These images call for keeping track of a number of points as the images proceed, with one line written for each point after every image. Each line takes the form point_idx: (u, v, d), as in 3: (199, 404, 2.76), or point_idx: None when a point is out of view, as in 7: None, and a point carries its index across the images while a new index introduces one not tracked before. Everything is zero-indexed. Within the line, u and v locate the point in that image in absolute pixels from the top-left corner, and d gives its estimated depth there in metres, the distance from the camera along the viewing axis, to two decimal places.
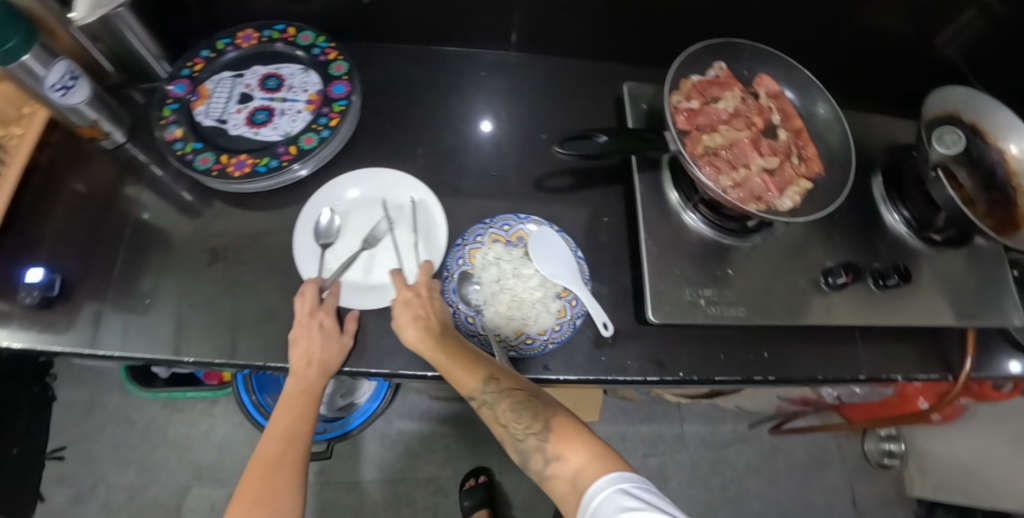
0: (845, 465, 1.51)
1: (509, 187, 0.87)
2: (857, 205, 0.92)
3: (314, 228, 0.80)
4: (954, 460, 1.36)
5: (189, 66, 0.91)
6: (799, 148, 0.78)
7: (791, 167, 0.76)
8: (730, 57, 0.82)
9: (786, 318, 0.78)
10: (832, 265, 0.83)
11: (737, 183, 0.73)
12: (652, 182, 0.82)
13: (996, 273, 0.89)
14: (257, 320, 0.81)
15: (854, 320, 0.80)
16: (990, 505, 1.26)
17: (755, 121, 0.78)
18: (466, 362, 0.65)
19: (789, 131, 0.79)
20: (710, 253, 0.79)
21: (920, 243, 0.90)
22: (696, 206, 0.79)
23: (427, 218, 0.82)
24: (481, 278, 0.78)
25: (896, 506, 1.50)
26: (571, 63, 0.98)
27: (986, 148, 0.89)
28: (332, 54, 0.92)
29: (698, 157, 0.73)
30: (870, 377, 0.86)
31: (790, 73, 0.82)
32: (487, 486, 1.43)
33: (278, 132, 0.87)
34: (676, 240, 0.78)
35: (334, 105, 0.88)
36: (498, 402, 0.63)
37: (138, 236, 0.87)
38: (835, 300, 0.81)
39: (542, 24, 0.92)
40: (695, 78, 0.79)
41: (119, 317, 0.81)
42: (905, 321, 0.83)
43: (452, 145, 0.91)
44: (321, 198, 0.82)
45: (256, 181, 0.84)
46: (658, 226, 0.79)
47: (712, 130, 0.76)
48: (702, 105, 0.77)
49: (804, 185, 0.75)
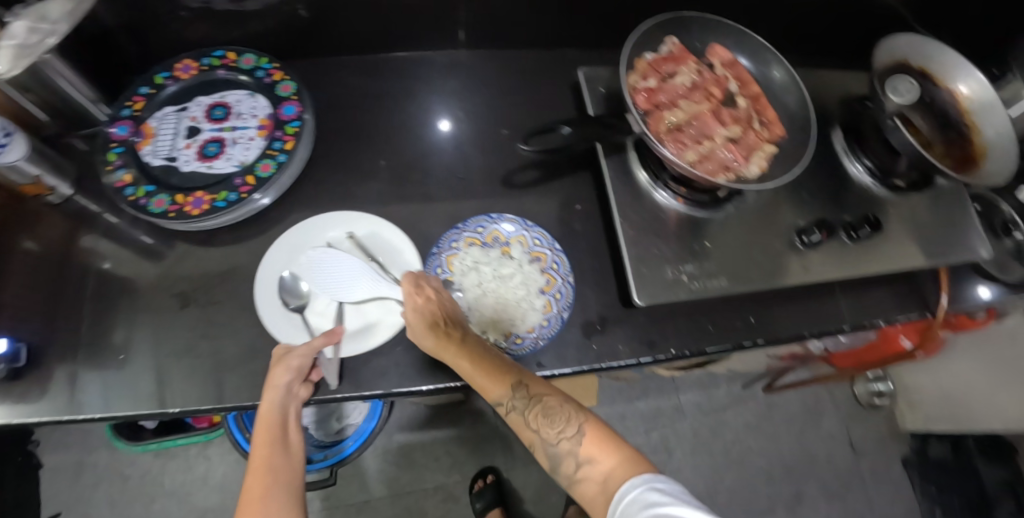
0: (840, 411, 1.55)
1: (478, 188, 0.86)
2: (820, 161, 0.93)
3: (283, 292, 0.75)
4: (941, 390, 1.41)
5: (129, 105, 0.87)
6: (759, 114, 0.79)
7: (754, 133, 0.77)
8: (681, 30, 0.82)
9: (767, 282, 0.79)
10: (805, 224, 0.85)
11: (704, 156, 0.73)
12: (619, 165, 0.81)
13: (959, 208, 0.92)
14: (239, 359, 0.79)
15: (833, 274, 0.82)
16: (980, 428, 1.31)
17: (713, 92, 0.78)
18: (501, 372, 0.64)
19: (748, 97, 0.80)
20: (685, 228, 0.79)
21: (884, 190, 0.92)
22: (667, 183, 0.79)
23: (394, 244, 0.79)
24: (463, 284, 0.77)
25: (893, 442, 1.55)
26: (524, 54, 0.97)
27: (937, 90, 0.92)
28: (277, 75, 0.89)
29: (662, 135, 0.73)
30: (853, 326, 0.88)
31: (741, 39, 0.83)
32: (496, 485, 1.43)
33: (232, 162, 0.84)
34: (650, 220, 0.79)
35: (287, 127, 0.85)
36: (532, 409, 0.63)
37: (100, 291, 0.83)
38: (812, 257, 0.82)
39: (489, 19, 0.91)
40: (649, 56, 0.78)
41: (92, 377, 0.78)
42: (880, 268, 0.85)
43: (414, 152, 0.89)
44: (276, 259, 0.77)
45: (217, 216, 0.81)
46: (631, 208, 0.79)
47: (673, 106, 0.76)
48: (660, 82, 0.77)
49: (768, 150, 0.76)
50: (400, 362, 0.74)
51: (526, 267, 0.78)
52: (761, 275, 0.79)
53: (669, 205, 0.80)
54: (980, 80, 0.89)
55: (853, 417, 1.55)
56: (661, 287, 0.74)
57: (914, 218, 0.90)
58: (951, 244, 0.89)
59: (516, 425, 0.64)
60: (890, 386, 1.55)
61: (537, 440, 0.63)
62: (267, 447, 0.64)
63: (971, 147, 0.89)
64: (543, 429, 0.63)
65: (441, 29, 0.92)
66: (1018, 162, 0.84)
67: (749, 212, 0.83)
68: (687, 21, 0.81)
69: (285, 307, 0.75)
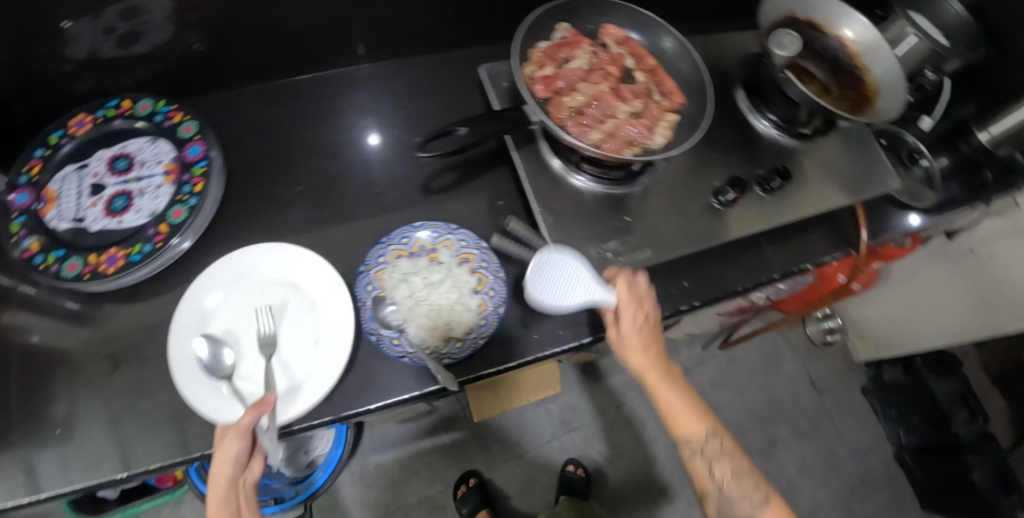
0: (797, 354, 1.62)
1: (399, 198, 0.86)
2: (728, 121, 0.96)
3: (205, 366, 0.69)
4: (885, 318, 1.48)
5: (25, 170, 0.82)
6: (658, 84, 0.81)
7: (654, 104, 0.79)
8: (572, 15, 0.83)
9: (692, 245, 0.81)
10: (720, 184, 0.87)
11: (609, 134, 0.75)
12: (532, 156, 0.82)
13: (863, 146, 0.97)
14: (180, 411, 0.76)
15: (753, 227, 0.85)
16: (925, 347, 1.39)
17: (610, 71, 0.80)
18: (698, 414, 0.75)
19: (645, 71, 0.82)
20: (605, 206, 0.81)
21: (792, 139, 0.95)
22: (580, 165, 0.80)
23: (318, 285, 0.76)
24: (395, 297, 0.76)
25: (850, 374, 1.63)
26: (427, 60, 0.97)
27: (826, 39, 0.96)
28: (177, 117, 0.87)
29: (565, 121, 0.75)
30: (784, 273, 0.92)
31: (630, 17, 0.85)
32: (480, 487, 1.45)
33: (142, 213, 0.81)
34: (570, 204, 0.80)
35: (194, 168, 0.83)
36: (718, 462, 0.74)
37: (15, 367, 0.79)
38: (732, 215, 0.85)
39: (386, 31, 0.91)
40: (543, 45, 0.79)
41: (18, 459, 0.73)
42: (798, 214, 0.88)
43: (330, 173, 0.88)
44: (187, 330, 0.72)
45: (135, 270, 0.78)
46: (550, 196, 0.80)
47: (573, 90, 0.77)
48: (556, 69, 0.78)
49: (671, 120, 0.78)
50: (347, 385, 0.74)
51: (455, 270, 0.78)
52: (685, 241, 0.81)
53: (585, 188, 0.81)
54: (862, 23, 0.94)
55: (810, 357, 1.63)
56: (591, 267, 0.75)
57: (824, 162, 0.95)
58: (861, 180, 0.93)
59: (698, 472, 0.76)
60: (840, 322, 1.63)
61: (714, 493, 0.75)
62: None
63: (865, 87, 0.93)
64: (721, 478, 0.74)
65: (339, 47, 0.91)
66: (907, 94, 0.89)
67: (666, 182, 0.86)
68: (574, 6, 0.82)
69: (211, 382, 0.69)
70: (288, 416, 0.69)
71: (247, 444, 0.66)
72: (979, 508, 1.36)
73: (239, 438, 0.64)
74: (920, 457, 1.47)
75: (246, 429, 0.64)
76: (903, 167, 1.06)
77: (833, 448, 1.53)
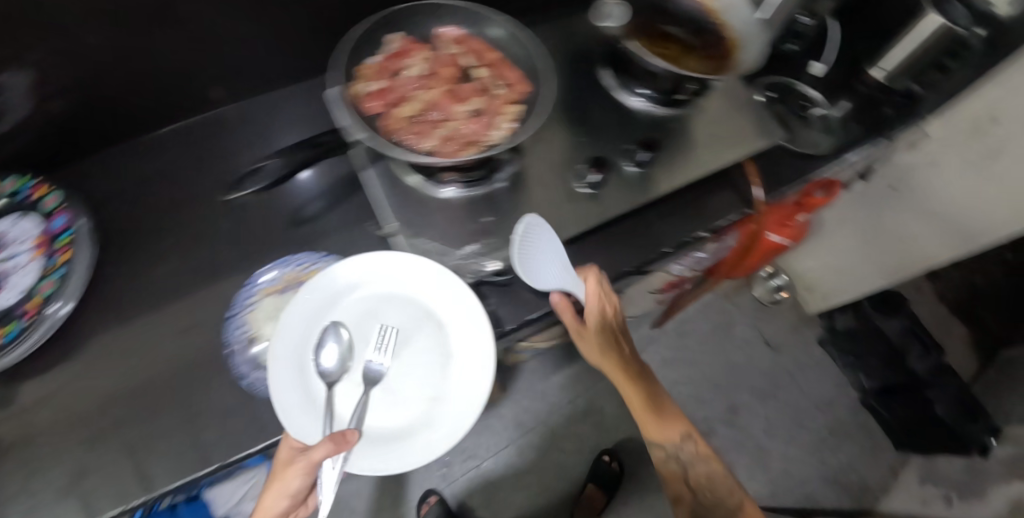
0: (746, 315, 1.62)
1: (267, 240, 0.89)
2: (592, 101, 0.94)
3: (325, 362, 0.70)
4: (826, 266, 1.46)
5: None
6: (500, 78, 0.80)
7: (496, 99, 0.77)
8: (405, 22, 0.82)
9: (561, 232, 0.81)
10: (585, 166, 0.86)
11: (448, 138, 0.73)
12: (386, 172, 0.81)
13: (740, 102, 0.95)
14: (53, 498, 0.69)
15: (626, 205, 0.84)
16: (870, 289, 1.36)
17: (447, 75, 0.79)
18: (677, 444, 0.95)
19: (486, 66, 0.81)
20: (467, 210, 0.81)
21: (670, 108, 0.93)
22: (442, 174, 0.79)
23: (449, 307, 0.75)
24: (265, 335, 0.79)
25: (805, 327, 1.61)
26: (283, 97, 1.00)
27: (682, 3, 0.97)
28: (41, 190, 0.84)
29: (401, 131, 0.73)
30: (672, 247, 0.91)
31: (465, 14, 0.83)
32: (442, 503, 1.46)
33: (13, 291, 0.75)
34: (430, 213, 0.80)
35: (60, 240, 0.81)
36: (694, 478, 0.94)
37: None
38: (599, 197, 0.84)
39: (236, 73, 0.92)
40: (374, 60, 0.78)
41: None
42: (673, 185, 0.87)
43: (199, 225, 0.89)
44: (313, 312, 0.72)
45: (8, 352, 0.72)
46: (408, 209, 0.79)
47: (409, 101, 0.76)
48: (390, 81, 0.77)
49: (513, 112, 0.77)
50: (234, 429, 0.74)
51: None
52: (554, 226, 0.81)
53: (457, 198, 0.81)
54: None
55: (760, 317, 1.62)
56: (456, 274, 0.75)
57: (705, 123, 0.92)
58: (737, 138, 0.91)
59: (670, 473, 0.96)
60: (786, 279, 1.58)
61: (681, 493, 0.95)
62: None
63: (727, 46, 0.94)
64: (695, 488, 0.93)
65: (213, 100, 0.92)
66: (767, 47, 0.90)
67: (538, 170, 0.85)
68: (404, 12, 0.80)
69: (303, 388, 0.69)
70: (360, 469, 0.66)
71: (308, 478, 0.67)
72: (950, 443, 1.34)
73: (300, 475, 0.66)
74: (883, 399, 1.47)
75: (309, 467, 0.65)
76: (799, 115, 0.97)
77: (795, 405, 1.53)
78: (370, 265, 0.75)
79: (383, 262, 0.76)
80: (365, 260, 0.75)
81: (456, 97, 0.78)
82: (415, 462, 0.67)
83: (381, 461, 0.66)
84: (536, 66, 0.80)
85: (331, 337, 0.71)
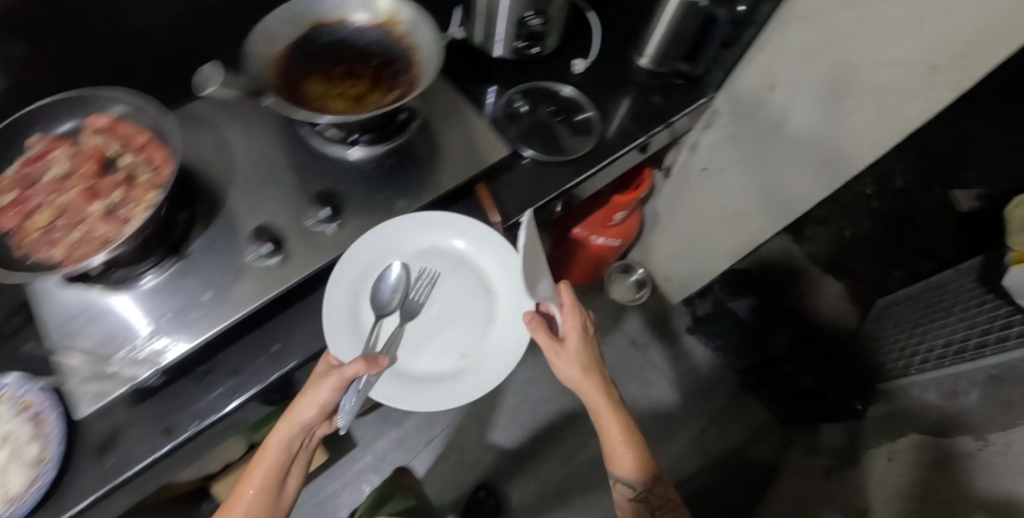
0: (604, 316, 1.62)
1: None
2: (294, 155, 0.80)
3: (377, 287, 0.78)
4: (675, 254, 1.44)
5: None
6: (147, 160, 0.69)
7: (137, 187, 0.67)
8: (46, 117, 0.71)
9: (248, 304, 0.69)
10: (265, 230, 0.73)
11: (77, 246, 0.63)
12: (69, 280, 0.69)
13: (461, 123, 0.84)
14: None
15: (327, 257, 0.74)
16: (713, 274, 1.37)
17: (87, 171, 0.68)
18: (637, 447, 0.85)
19: (137, 150, 0.70)
20: (172, 302, 0.69)
21: (384, 144, 0.80)
22: (141, 265, 0.69)
23: (495, 261, 0.83)
24: None
25: (665, 318, 1.64)
26: None
27: (351, 27, 0.75)
28: None
29: (27, 251, 0.63)
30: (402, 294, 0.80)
31: (113, 91, 0.72)
32: None
33: None
34: (128, 317, 0.68)
35: None
36: (644, 494, 0.84)
37: None
38: (288, 264, 0.72)
39: None
40: (9, 170, 0.67)
41: None
42: (375, 230, 0.76)
43: None
44: (360, 266, 0.77)
45: None
46: (105, 316, 0.68)
47: (39, 211, 0.66)
48: (21, 193, 0.66)
49: (151, 199, 0.65)
50: None
51: (13, 423, 0.66)
52: (242, 296, 0.70)
53: (149, 289, 0.70)
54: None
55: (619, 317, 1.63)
56: (98, 385, 0.65)
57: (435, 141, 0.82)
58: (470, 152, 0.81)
59: (623, 496, 0.86)
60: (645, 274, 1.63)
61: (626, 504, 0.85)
62: (274, 465, 0.77)
63: (410, 61, 0.73)
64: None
65: None
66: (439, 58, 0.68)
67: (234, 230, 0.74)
68: (28, 111, 0.68)
69: (353, 324, 0.76)
70: (383, 399, 0.73)
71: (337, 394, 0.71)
72: (821, 413, 1.35)
73: (333, 390, 0.70)
74: (753, 378, 1.48)
75: (341, 381, 0.70)
76: (564, 124, 0.90)
77: (671, 400, 1.54)
78: (416, 226, 0.79)
79: (426, 224, 0.80)
80: (418, 217, 0.79)
81: (94, 196, 0.67)
82: (436, 405, 0.76)
83: (405, 400, 0.74)
84: (174, 133, 0.68)
85: (392, 274, 0.78)
